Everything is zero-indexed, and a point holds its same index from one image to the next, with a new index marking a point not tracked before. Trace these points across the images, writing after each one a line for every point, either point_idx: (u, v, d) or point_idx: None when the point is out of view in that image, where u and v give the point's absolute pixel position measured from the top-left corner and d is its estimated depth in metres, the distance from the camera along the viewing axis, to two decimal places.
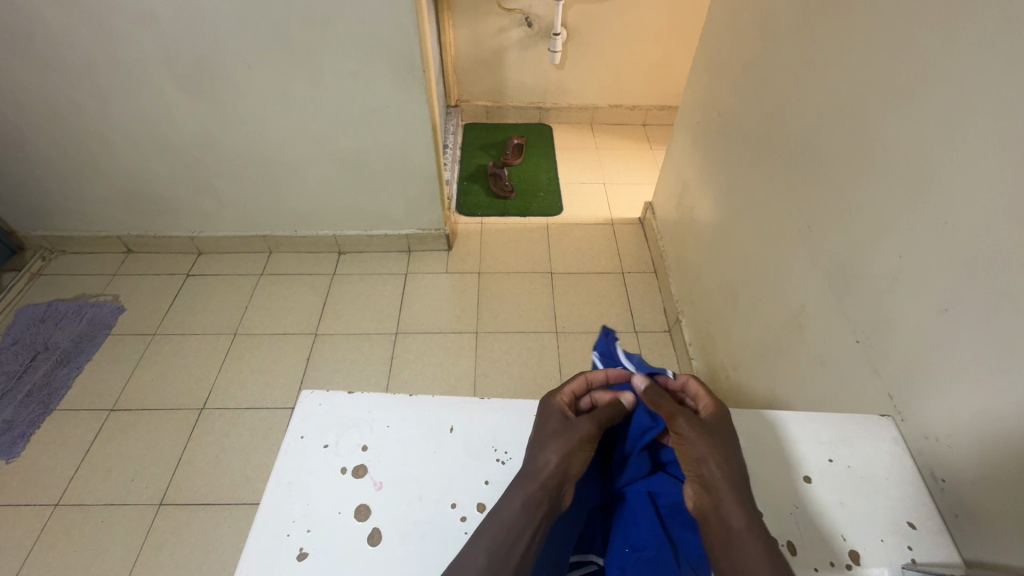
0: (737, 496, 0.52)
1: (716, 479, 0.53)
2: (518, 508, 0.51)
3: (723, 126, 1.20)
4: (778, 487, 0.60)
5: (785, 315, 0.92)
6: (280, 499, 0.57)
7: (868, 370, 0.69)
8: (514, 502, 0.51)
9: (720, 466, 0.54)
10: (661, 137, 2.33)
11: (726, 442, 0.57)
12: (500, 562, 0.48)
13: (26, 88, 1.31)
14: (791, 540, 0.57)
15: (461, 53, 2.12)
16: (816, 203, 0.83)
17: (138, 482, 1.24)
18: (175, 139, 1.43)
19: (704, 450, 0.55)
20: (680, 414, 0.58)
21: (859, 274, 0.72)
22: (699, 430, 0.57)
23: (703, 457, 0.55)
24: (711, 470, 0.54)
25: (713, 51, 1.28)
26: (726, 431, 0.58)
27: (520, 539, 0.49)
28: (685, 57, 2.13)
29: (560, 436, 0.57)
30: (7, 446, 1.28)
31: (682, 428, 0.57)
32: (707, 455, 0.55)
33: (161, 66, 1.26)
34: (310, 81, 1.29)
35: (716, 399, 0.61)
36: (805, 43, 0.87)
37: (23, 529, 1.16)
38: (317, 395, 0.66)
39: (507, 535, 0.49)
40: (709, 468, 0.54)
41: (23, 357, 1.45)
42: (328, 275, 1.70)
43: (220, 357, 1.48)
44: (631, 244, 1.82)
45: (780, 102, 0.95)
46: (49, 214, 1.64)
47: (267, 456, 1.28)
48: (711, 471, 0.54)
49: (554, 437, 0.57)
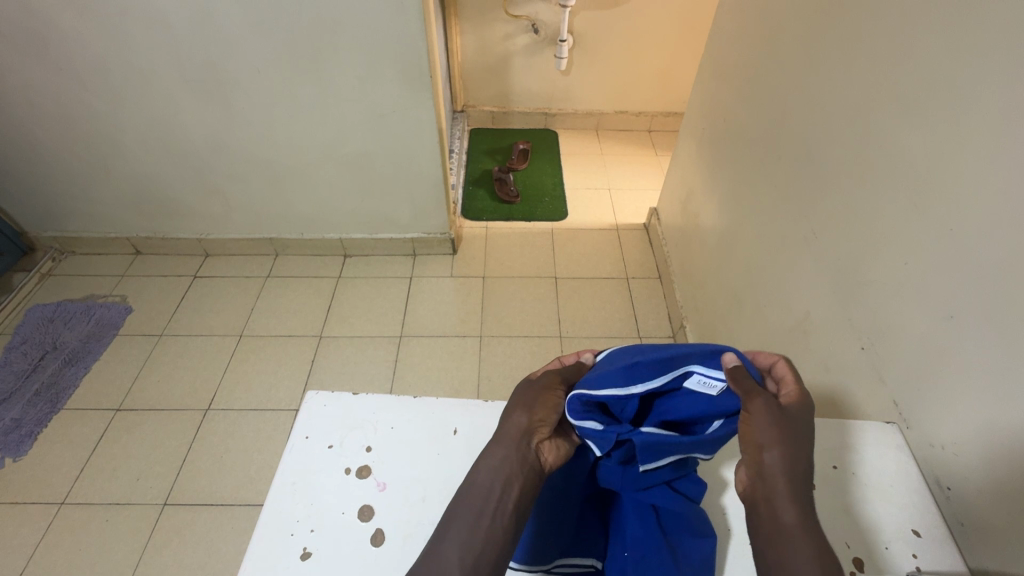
0: (801, 491, 0.48)
1: (776, 469, 0.49)
2: (487, 467, 0.50)
3: (729, 132, 1.21)
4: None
5: (791, 321, 0.92)
6: (284, 498, 0.58)
7: (874, 377, 0.69)
8: (481, 466, 0.51)
9: (791, 458, 0.49)
10: (667, 143, 2.33)
11: (803, 437, 0.51)
12: (474, 525, 0.46)
13: (40, 91, 1.33)
14: None
15: (468, 59, 2.13)
16: (821, 210, 0.83)
17: (142, 482, 1.25)
18: (184, 142, 1.45)
19: (775, 436, 0.50)
20: (759, 395, 0.52)
21: (865, 281, 0.72)
22: (783, 420, 0.51)
23: (774, 444, 0.50)
24: (779, 459, 0.49)
25: (718, 58, 1.28)
26: (806, 421, 0.52)
27: (491, 497, 0.48)
28: (691, 64, 2.14)
29: (521, 397, 0.57)
30: (15, 445, 1.29)
31: (758, 409, 0.51)
32: (780, 442, 0.50)
33: (173, 69, 1.27)
34: (318, 85, 1.31)
35: (806, 393, 0.55)
36: (811, 50, 0.88)
37: (28, 528, 1.17)
38: (322, 396, 0.66)
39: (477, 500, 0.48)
40: (775, 458, 0.50)
41: (31, 356, 1.46)
42: (334, 277, 1.71)
43: (226, 358, 1.49)
44: (636, 250, 1.82)
45: (786, 109, 0.95)
46: (60, 215, 1.66)
47: (270, 457, 1.29)
48: (777, 460, 0.49)
49: (521, 397, 0.57)
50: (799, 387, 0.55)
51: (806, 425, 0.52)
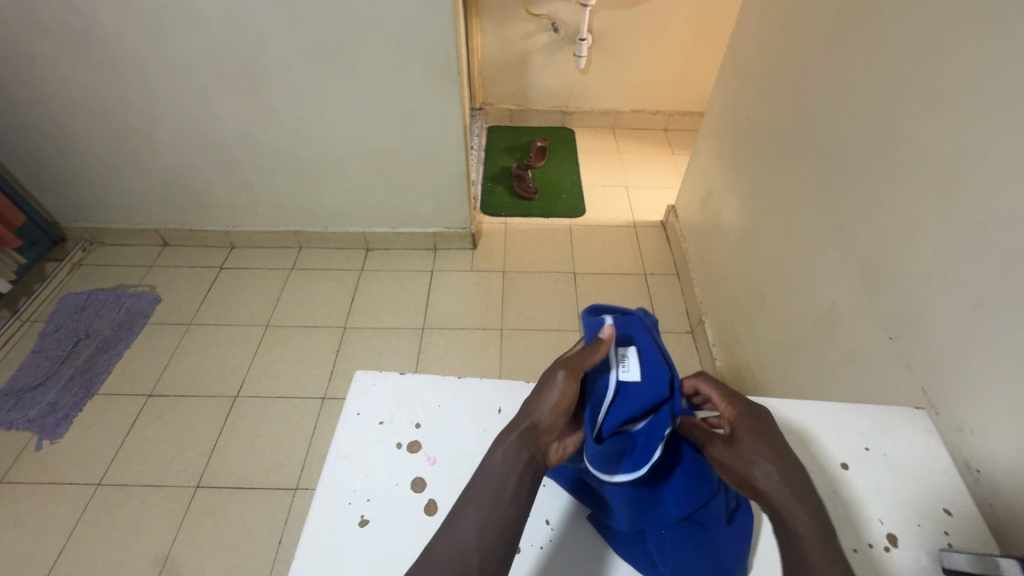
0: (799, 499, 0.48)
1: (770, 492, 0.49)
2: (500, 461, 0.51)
3: (751, 130, 1.23)
4: (811, 473, 0.60)
5: (814, 313, 0.94)
6: (340, 469, 0.60)
7: (902, 366, 0.71)
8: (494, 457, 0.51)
9: (764, 474, 0.50)
10: (684, 141, 2.34)
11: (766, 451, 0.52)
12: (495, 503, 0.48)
13: (77, 84, 1.37)
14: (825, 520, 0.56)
15: (487, 57, 2.17)
16: (848, 205, 0.85)
17: (176, 465, 1.28)
18: (214, 135, 1.49)
19: (750, 464, 0.51)
20: (714, 442, 0.55)
21: (892, 273, 0.75)
22: (737, 449, 0.53)
23: (749, 475, 0.51)
24: (747, 483, 0.51)
25: (740, 56, 1.30)
26: (759, 436, 0.54)
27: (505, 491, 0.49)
28: (708, 63, 2.15)
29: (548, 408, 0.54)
30: (52, 426, 1.33)
31: (717, 455, 0.54)
32: (756, 470, 0.51)
33: (207, 64, 1.31)
34: (348, 82, 1.34)
35: (737, 400, 0.58)
36: (838, 48, 0.89)
37: (68, 506, 1.21)
38: (370, 376, 0.69)
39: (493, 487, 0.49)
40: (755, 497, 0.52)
41: (65, 343, 1.51)
42: (356, 269, 1.74)
43: (253, 348, 1.53)
44: (653, 247, 1.84)
45: (811, 105, 0.97)
46: (91, 206, 1.71)
47: (298, 443, 1.32)
48: (753, 481, 0.51)
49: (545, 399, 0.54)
50: (729, 402, 0.58)
51: (768, 437, 0.54)
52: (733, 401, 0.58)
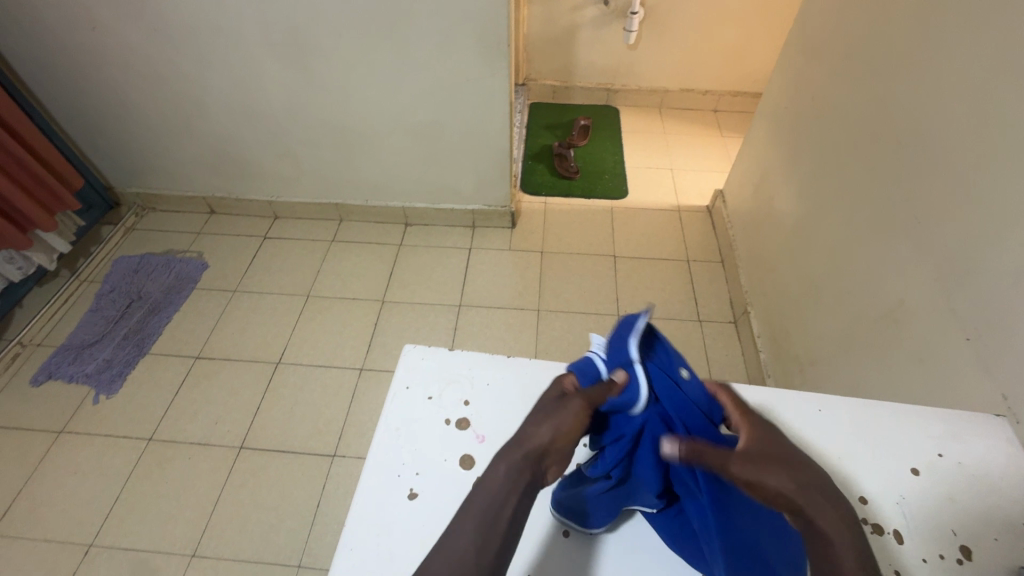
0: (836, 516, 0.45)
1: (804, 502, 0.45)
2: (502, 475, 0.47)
3: (817, 112, 1.16)
4: (877, 480, 0.56)
5: (878, 309, 0.89)
6: (389, 441, 0.60)
7: (979, 370, 0.68)
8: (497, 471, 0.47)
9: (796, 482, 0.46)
10: (734, 124, 2.24)
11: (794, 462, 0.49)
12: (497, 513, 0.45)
13: (134, 50, 1.40)
14: (898, 528, 0.53)
15: (534, 31, 2.10)
16: (928, 196, 0.79)
17: (220, 426, 1.33)
18: (263, 105, 1.50)
19: (775, 474, 0.47)
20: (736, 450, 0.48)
21: (977, 271, 0.70)
22: (761, 456, 0.48)
23: (775, 486, 0.46)
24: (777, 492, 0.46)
25: (809, 32, 1.22)
26: (779, 446, 0.51)
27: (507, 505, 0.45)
28: (767, 41, 2.04)
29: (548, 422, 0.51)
30: (108, 382, 1.40)
31: (743, 463, 0.47)
32: (786, 480, 0.46)
33: (258, 33, 1.31)
34: (397, 53, 1.32)
35: (751, 416, 0.55)
36: (928, 24, 0.82)
37: (122, 458, 1.27)
38: (420, 350, 0.68)
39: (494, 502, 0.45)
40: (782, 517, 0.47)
41: (119, 304, 1.57)
42: (395, 244, 1.75)
43: (294, 316, 1.56)
44: (697, 232, 1.78)
45: (891, 86, 0.90)
46: (144, 172, 1.76)
47: (336, 412, 1.35)
48: (780, 492, 0.46)
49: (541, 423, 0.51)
50: (741, 414, 0.55)
51: (786, 448, 0.51)
52: (747, 414, 0.55)
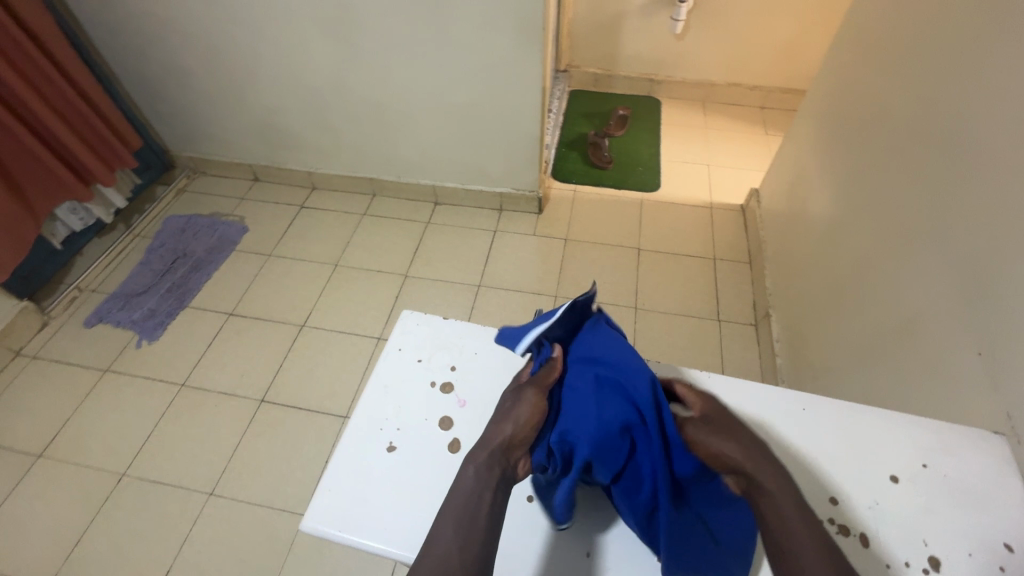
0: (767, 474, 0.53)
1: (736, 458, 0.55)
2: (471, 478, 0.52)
3: (858, 111, 1.11)
4: (854, 482, 0.58)
5: (896, 319, 0.86)
6: (376, 397, 0.64)
7: (987, 387, 0.65)
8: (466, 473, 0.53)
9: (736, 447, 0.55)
10: (781, 122, 2.16)
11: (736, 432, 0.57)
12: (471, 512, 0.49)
13: (192, 21, 1.48)
14: (865, 532, 0.54)
15: (579, 17, 2.08)
16: (958, 203, 0.76)
17: (246, 379, 1.42)
18: (307, 79, 1.56)
19: (719, 439, 0.56)
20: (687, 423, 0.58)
21: (999, 285, 0.66)
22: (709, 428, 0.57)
23: (720, 449, 0.55)
24: (722, 455, 0.55)
25: (857, 27, 1.16)
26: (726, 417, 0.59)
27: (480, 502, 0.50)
28: (824, 36, 1.94)
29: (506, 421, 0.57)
30: (151, 328, 1.52)
31: (694, 434, 0.57)
32: (726, 443, 0.56)
33: (305, 8, 1.36)
34: (434, 33, 1.35)
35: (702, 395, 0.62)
36: (979, 20, 0.77)
37: (157, 399, 1.38)
38: (416, 315, 0.72)
39: (467, 501, 0.50)
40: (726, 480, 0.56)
41: (166, 259, 1.69)
42: (423, 222, 1.79)
43: (321, 284, 1.63)
44: (728, 231, 1.73)
45: (934, 86, 0.85)
46: (197, 137, 1.87)
47: (352, 377, 1.41)
48: (723, 454, 0.55)
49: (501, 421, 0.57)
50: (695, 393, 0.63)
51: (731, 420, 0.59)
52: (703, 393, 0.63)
